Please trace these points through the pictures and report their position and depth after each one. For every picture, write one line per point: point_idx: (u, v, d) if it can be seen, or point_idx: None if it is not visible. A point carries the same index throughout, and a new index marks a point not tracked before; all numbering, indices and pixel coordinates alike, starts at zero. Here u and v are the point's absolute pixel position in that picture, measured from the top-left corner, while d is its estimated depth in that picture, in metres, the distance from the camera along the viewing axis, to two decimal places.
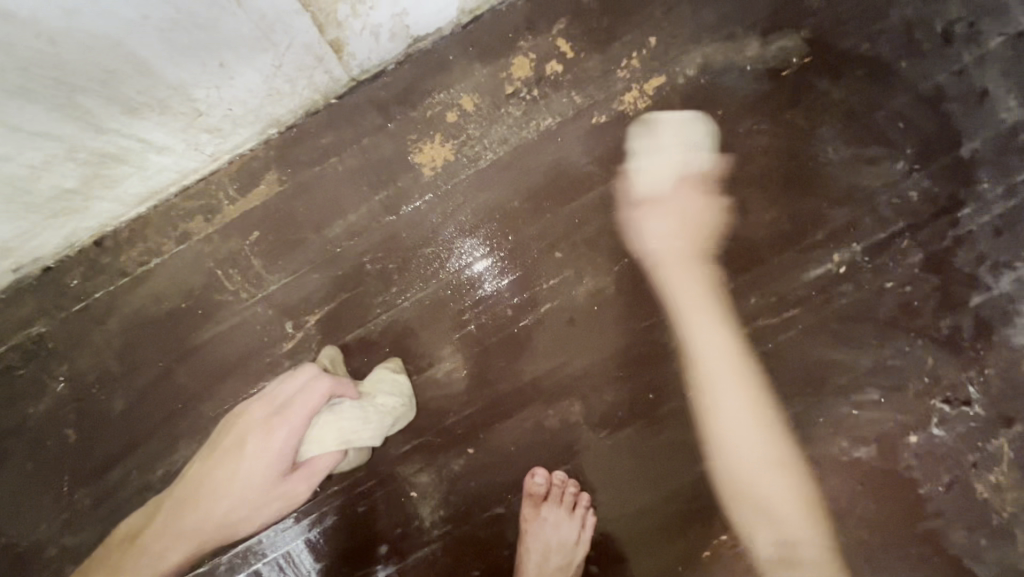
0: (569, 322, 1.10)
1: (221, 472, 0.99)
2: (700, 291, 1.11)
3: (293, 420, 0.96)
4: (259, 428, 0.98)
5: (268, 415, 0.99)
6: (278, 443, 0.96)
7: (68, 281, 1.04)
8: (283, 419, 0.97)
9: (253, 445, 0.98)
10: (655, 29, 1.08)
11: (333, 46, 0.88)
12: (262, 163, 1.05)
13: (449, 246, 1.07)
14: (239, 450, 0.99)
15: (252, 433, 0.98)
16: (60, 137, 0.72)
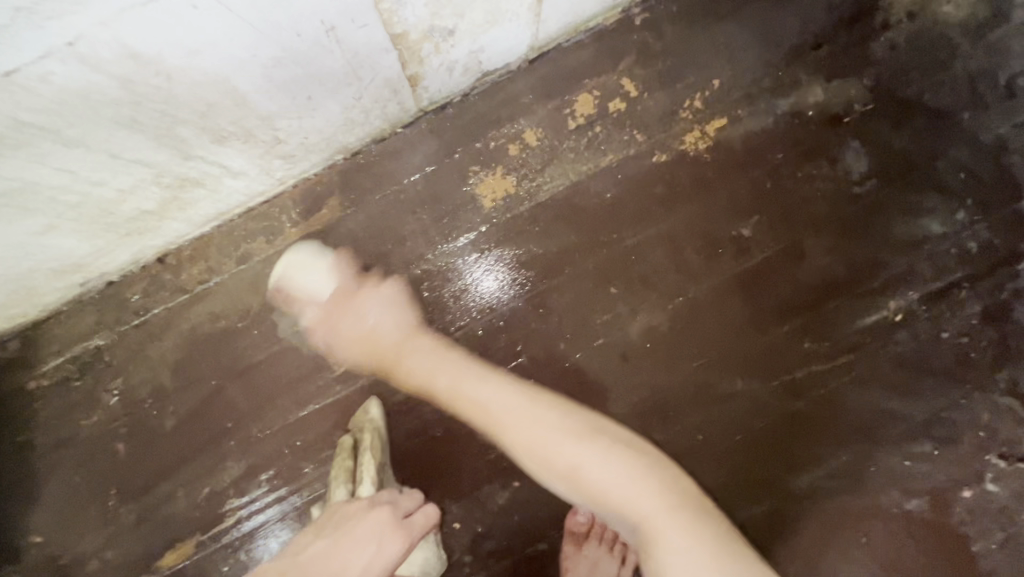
0: (616, 357, 1.09)
1: (326, 567, 0.83)
2: (737, 327, 1.09)
3: (416, 533, 0.90)
4: (378, 533, 0.87)
5: (393, 519, 0.89)
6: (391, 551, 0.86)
7: (129, 295, 1.06)
8: (406, 531, 0.89)
9: (373, 547, 0.85)
10: (719, 72, 1.09)
11: (410, 80, 0.89)
12: (326, 188, 1.06)
13: (454, 267, 1.08)
14: (353, 549, 0.84)
15: (370, 537, 0.86)
16: (152, 163, 0.73)
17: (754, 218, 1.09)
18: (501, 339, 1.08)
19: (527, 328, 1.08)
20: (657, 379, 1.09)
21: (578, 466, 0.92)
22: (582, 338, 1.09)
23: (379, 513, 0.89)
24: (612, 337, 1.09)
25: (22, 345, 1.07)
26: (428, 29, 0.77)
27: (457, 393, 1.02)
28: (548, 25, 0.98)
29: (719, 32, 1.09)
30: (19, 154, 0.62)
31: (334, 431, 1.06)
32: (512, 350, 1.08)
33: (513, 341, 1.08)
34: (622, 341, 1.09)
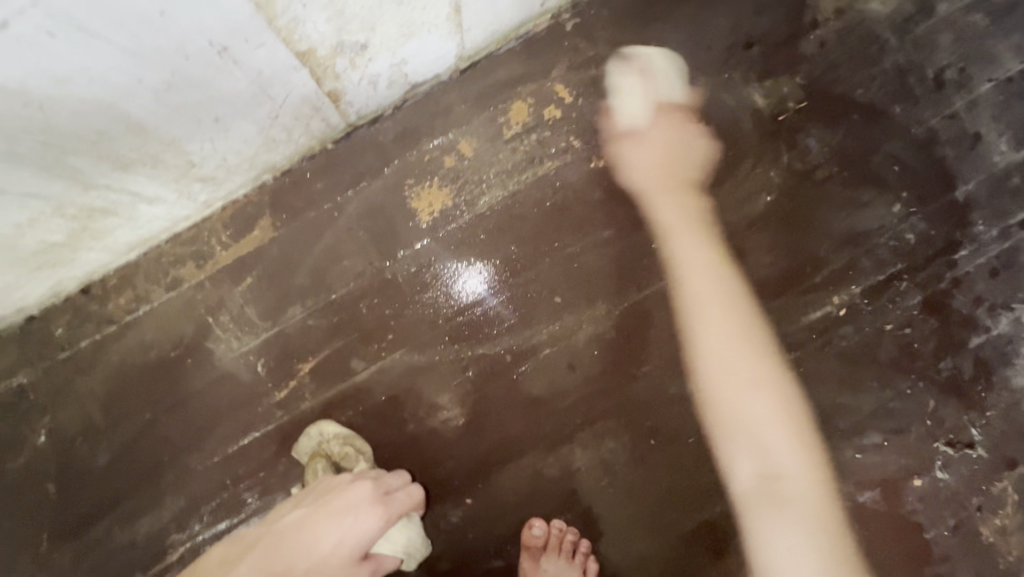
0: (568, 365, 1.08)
1: (301, 536, 0.88)
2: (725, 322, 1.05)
3: (394, 510, 0.92)
4: (356, 507, 0.90)
5: (375, 493, 0.92)
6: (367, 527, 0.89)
7: (53, 329, 1.01)
8: (385, 507, 0.92)
9: (350, 522, 0.88)
10: (652, 75, 1.08)
11: (330, 96, 0.87)
12: (256, 208, 1.03)
13: (408, 281, 1.05)
14: (328, 523, 0.88)
15: (347, 510, 0.89)
16: (48, 195, 0.70)
17: (695, 220, 1.09)
18: (446, 354, 1.06)
19: (473, 341, 1.06)
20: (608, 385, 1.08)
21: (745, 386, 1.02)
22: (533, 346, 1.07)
23: (361, 489, 0.91)
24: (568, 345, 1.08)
25: None
26: (338, 45, 0.75)
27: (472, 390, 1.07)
28: (474, 35, 0.97)
29: (650, 35, 1.09)
30: None
31: (277, 458, 1.03)
32: (458, 364, 1.06)
33: (459, 355, 1.06)
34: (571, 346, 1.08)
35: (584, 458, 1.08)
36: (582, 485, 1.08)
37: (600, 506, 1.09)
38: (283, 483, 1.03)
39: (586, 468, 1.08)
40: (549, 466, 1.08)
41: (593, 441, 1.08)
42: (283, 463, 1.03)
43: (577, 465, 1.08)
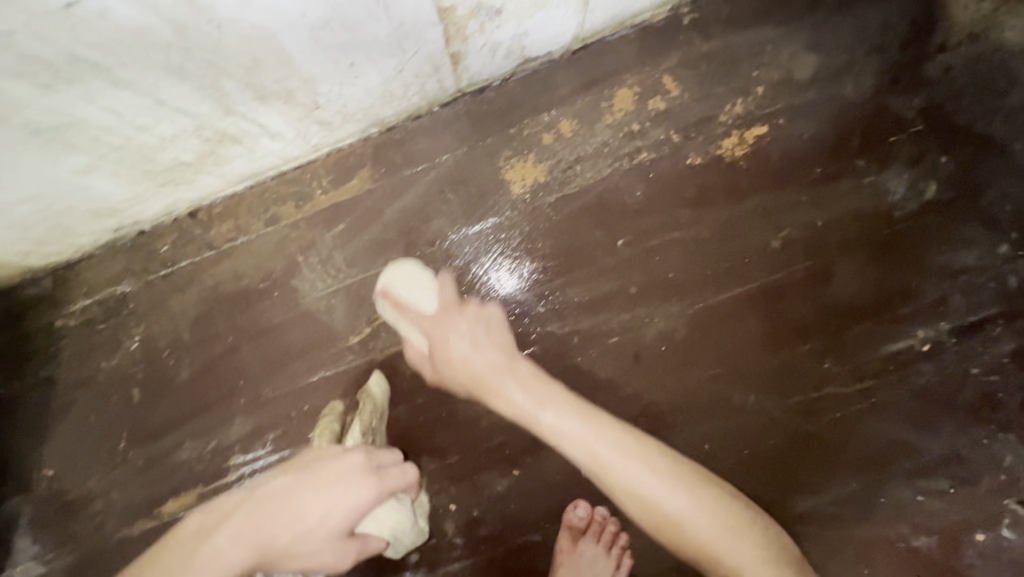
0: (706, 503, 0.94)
1: (289, 505, 0.92)
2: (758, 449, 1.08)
3: (387, 483, 0.94)
4: (347, 476, 0.93)
5: (365, 467, 0.94)
6: (357, 504, 0.91)
7: (159, 246, 1.08)
8: (377, 480, 0.93)
9: (337, 491, 0.91)
10: (765, 78, 1.06)
11: (452, 58, 0.90)
12: (358, 159, 1.07)
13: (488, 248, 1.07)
14: (318, 491, 0.92)
15: (337, 479, 0.92)
16: (194, 115, 0.75)
17: (786, 230, 1.07)
18: (515, 326, 1.08)
19: (543, 316, 1.08)
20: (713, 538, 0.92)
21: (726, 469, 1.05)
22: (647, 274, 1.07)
23: (353, 458, 0.93)
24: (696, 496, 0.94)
25: (55, 283, 1.09)
26: (476, 7, 0.78)
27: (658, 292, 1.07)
28: (594, 16, 0.98)
29: (769, 37, 1.06)
30: (71, 90, 0.62)
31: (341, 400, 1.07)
32: (525, 338, 1.08)
33: (528, 330, 1.08)
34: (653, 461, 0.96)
35: None
36: None
37: None
38: None
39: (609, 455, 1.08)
40: None
41: (646, 435, 1.08)
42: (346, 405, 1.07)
43: None
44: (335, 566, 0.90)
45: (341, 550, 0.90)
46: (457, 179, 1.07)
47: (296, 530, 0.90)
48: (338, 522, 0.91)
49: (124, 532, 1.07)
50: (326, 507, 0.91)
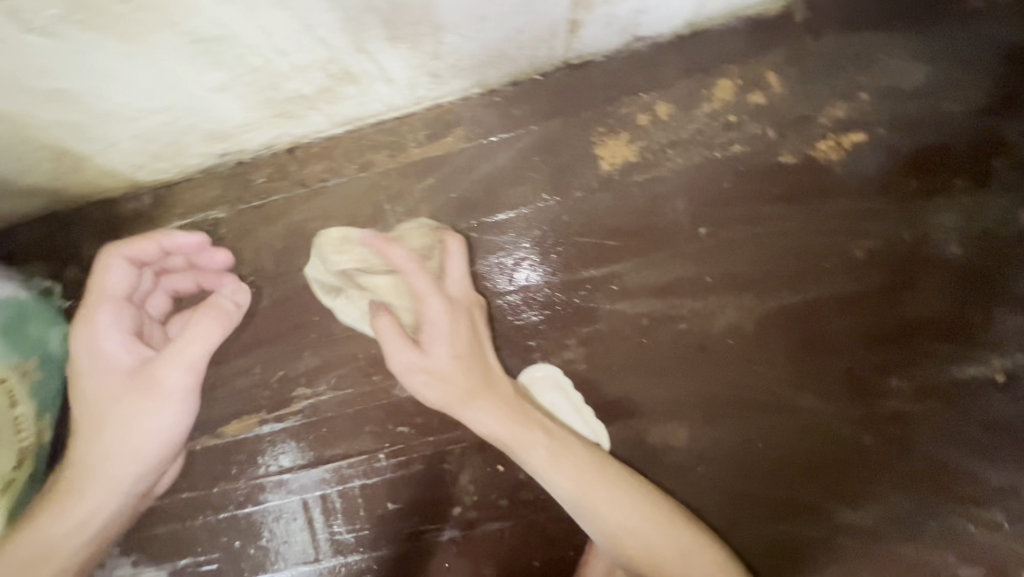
0: (641, 502, 0.95)
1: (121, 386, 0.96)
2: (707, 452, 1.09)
3: (129, 248, 0.97)
4: (132, 276, 0.99)
5: (123, 270, 0.97)
6: (114, 350, 0.97)
7: (255, 178, 1.12)
8: (112, 253, 0.97)
9: (88, 327, 0.97)
10: (870, 85, 1.05)
11: (570, 26, 0.92)
12: (456, 118, 1.10)
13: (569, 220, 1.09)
14: (88, 332, 0.96)
15: (112, 285, 0.97)
16: (330, 46, 0.78)
17: (870, 239, 1.06)
18: (586, 300, 1.09)
19: (614, 294, 1.09)
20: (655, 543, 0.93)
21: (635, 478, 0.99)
22: (726, 266, 1.08)
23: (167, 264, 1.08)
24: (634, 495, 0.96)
25: (153, 201, 1.14)
26: None
27: (732, 285, 1.08)
28: (713, 1, 0.98)
29: (881, 44, 1.06)
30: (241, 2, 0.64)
31: None
32: (594, 313, 1.09)
33: (598, 305, 1.09)
34: (579, 467, 0.96)
35: (686, 439, 1.09)
36: (677, 463, 1.09)
37: (689, 489, 1.09)
38: None
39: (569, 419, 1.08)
40: (652, 436, 1.09)
41: (700, 424, 1.09)
42: None
43: (678, 443, 1.09)
44: (160, 389, 0.96)
45: (149, 378, 0.96)
46: (549, 149, 1.09)
47: (105, 415, 0.95)
48: (105, 381, 0.96)
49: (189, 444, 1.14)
50: (106, 341, 0.96)
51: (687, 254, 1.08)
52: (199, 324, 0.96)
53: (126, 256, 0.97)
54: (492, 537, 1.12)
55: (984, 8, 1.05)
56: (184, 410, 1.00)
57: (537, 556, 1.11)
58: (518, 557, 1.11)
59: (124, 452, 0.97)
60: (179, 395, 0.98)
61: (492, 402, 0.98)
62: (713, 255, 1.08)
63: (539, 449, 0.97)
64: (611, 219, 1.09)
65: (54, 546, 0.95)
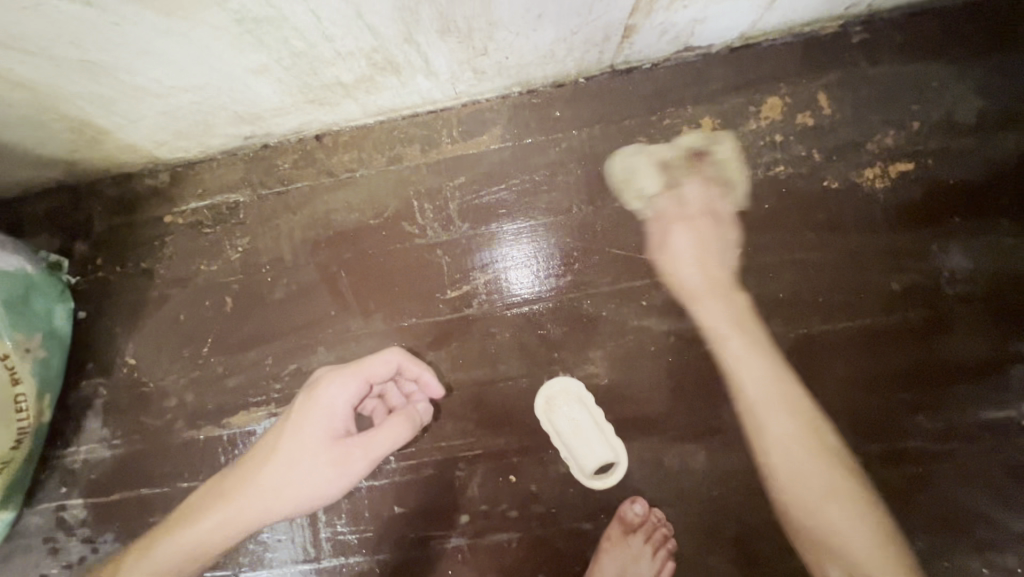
0: (806, 443, 1.03)
1: (276, 442, 0.95)
2: (788, 434, 1.03)
3: (367, 373, 0.94)
4: (343, 375, 0.95)
5: (342, 380, 0.94)
6: (337, 409, 0.94)
7: (280, 163, 1.08)
8: (358, 372, 0.94)
9: (298, 417, 0.94)
10: (922, 115, 1.03)
11: (625, 31, 0.88)
12: (493, 116, 1.06)
13: (604, 231, 1.06)
14: (288, 436, 0.93)
15: (315, 389, 0.95)
16: (378, 34, 0.74)
17: (909, 272, 1.04)
18: (614, 313, 1.06)
19: (643, 310, 1.06)
20: (780, 441, 1.03)
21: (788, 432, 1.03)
22: (760, 290, 1.05)
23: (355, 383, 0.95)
24: (807, 430, 1.04)
25: (172, 179, 1.10)
26: None
27: (765, 309, 1.05)
28: (772, 17, 0.94)
29: (937, 73, 1.03)
30: None
31: (427, 350, 1.08)
32: (621, 328, 1.06)
33: (626, 320, 1.06)
34: (784, 405, 1.03)
35: (705, 463, 1.06)
36: (693, 486, 1.06)
37: (703, 512, 1.06)
38: None
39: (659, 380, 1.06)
40: (669, 457, 1.06)
41: (720, 449, 1.06)
42: (428, 357, 1.08)
43: (696, 466, 1.06)
44: (344, 472, 0.91)
45: (341, 459, 0.90)
46: (588, 155, 1.05)
47: (272, 476, 0.93)
48: (313, 435, 0.92)
49: (192, 433, 1.10)
50: (308, 428, 0.93)
51: (722, 275, 1.05)
52: (388, 427, 0.92)
53: (402, 357, 0.97)
54: (497, 548, 1.09)
55: None
56: (338, 485, 0.92)
57: (541, 572, 1.08)
58: (522, 571, 1.08)
59: (275, 487, 0.92)
60: (343, 473, 0.91)
61: (729, 310, 1.05)
62: (747, 278, 1.05)
63: (758, 376, 1.04)
64: (647, 234, 1.05)
65: (211, 542, 0.96)
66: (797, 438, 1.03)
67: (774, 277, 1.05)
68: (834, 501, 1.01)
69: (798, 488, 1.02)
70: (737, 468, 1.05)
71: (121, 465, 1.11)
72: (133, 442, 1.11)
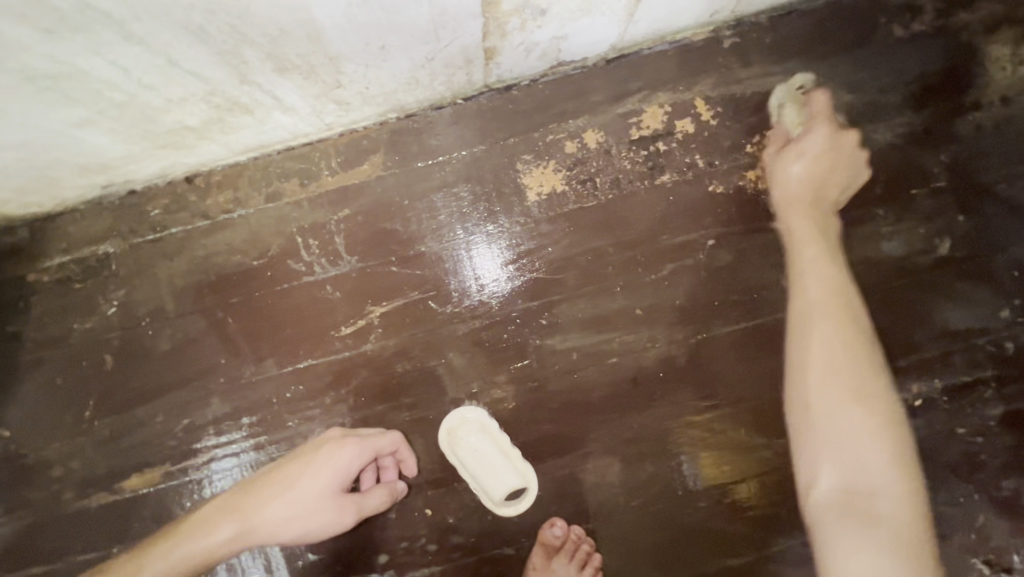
0: (868, 417, 0.87)
1: (279, 486, 0.95)
2: (833, 359, 0.90)
3: (371, 445, 0.98)
4: (352, 441, 0.97)
5: (353, 447, 0.96)
6: (345, 469, 0.96)
7: (150, 209, 1.02)
8: (367, 444, 0.97)
9: (310, 469, 0.95)
10: (796, 114, 1.05)
11: (486, 53, 0.86)
12: (372, 144, 1.02)
13: (498, 252, 1.04)
14: (296, 481, 0.95)
15: (329, 444, 0.97)
16: (207, 79, 0.69)
17: None
18: (515, 335, 1.05)
19: (544, 327, 1.05)
20: (869, 461, 0.84)
21: (845, 408, 0.87)
22: (657, 299, 1.05)
23: (357, 446, 0.97)
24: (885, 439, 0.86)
25: (32, 235, 1.02)
26: (522, 5, 0.74)
27: (662, 318, 1.05)
28: (637, 28, 0.94)
29: (806, 72, 1.05)
30: (78, 39, 0.56)
31: (327, 391, 1.04)
32: (523, 349, 1.05)
33: (528, 340, 1.05)
34: (819, 382, 0.89)
35: (618, 475, 1.06)
36: (609, 498, 1.06)
37: (621, 523, 1.06)
38: (326, 416, 1.04)
39: (801, 282, 0.98)
40: (584, 472, 1.06)
41: (633, 459, 1.06)
42: (329, 398, 1.04)
43: (611, 479, 1.06)
44: (334, 526, 0.95)
45: (337, 512, 0.95)
46: (475, 176, 1.03)
47: (271, 512, 0.94)
48: (319, 485, 0.95)
49: (82, 503, 1.03)
50: (318, 477, 0.95)
51: (618, 286, 1.05)
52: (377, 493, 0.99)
53: (401, 441, 1.01)
54: None
55: (903, 36, 1.05)
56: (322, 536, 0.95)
57: None
58: None
59: (265, 526, 0.94)
60: (332, 523, 0.95)
61: (588, 353, 1.05)
62: (644, 288, 1.05)
63: (635, 399, 1.05)
64: (539, 252, 1.04)
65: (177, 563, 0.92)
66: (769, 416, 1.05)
67: (669, 284, 1.05)
68: (902, 485, 0.83)
69: (675, 520, 1.05)
70: (650, 477, 1.05)
71: (6, 547, 1.03)
72: (17, 519, 1.03)
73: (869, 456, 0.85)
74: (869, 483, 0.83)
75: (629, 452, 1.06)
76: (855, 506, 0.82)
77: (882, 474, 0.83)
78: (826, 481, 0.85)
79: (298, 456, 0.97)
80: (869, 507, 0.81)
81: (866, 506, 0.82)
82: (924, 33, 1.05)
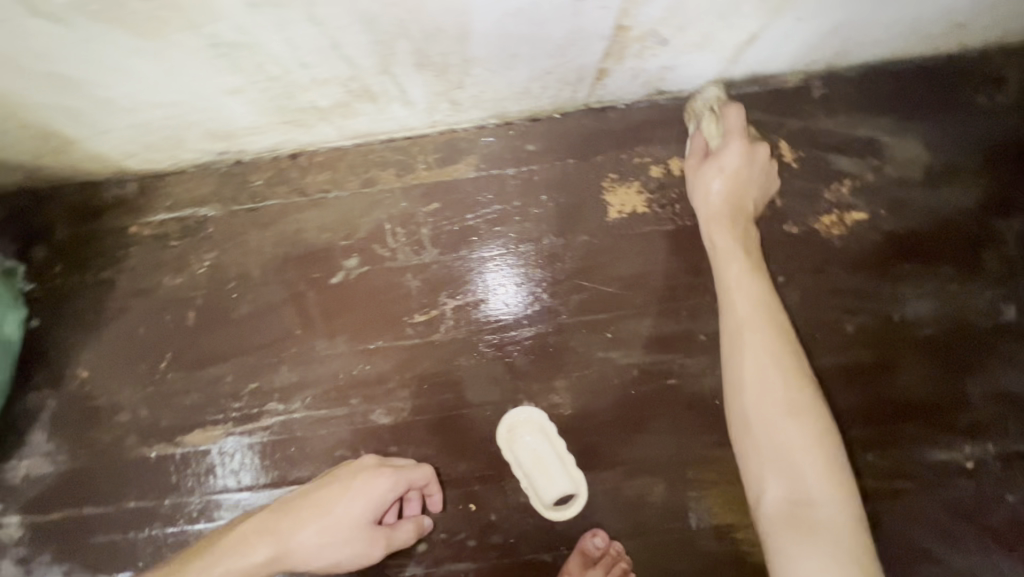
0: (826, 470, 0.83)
1: (312, 510, 0.94)
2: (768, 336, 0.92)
3: (407, 479, 0.99)
4: (388, 473, 0.98)
5: (388, 480, 0.97)
6: (380, 503, 0.96)
7: (252, 179, 1.08)
8: (402, 476, 0.98)
9: (345, 495, 0.95)
10: (875, 167, 1.08)
11: (598, 73, 0.91)
12: (469, 145, 1.08)
13: (573, 262, 1.08)
14: (332, 508, 0.94)
15: (365, 473, 0.97)
16: (355, 65, 0.75)
17: (862, 316, 1.08)
18: (579, 344, 1.08)
19: (609, 340, 1.07)
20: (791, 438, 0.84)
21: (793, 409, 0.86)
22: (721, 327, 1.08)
23: (395, 479, 0.97)
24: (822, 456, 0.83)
25: (140, 189, 1.09)
26: (649, 32, 0.80)
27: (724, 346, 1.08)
28: (737, 68, 1.00)
29: (888, 129, 1.09)
30: (269, 14, 0.62)
31: (391, 374, 1.07)
32: (586, 359, 1.07)
33: (591, 350, 1.07)
34: (797, 399, 0.87)
35: (663, 496, 1.06)
36: (650, 518, 1.06)
37: (660, 546, 1.05)
38: (387, 398, 1.07)
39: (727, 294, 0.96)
40: (628, 488, 1.06)
41: (680, 482, 1.06)
42: (393, 381, 1.07)
43: (654, 499, 1.06)
44: (365, 558, 0.94)
45: (370, 544, 0.95)
46: (561, 187, 1.08)
47: (305, 537, 0.92)
48: (351, 516, 0.94)
49: (142, 451, 1.07)
50: (353, 505, 0.94)
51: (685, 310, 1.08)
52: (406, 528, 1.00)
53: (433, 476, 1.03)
54: None
55: (987, 106, 1.09)
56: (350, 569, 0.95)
57: None
58: None
59: (295, 550, 0.92)
60: (364, 556, 0.94)
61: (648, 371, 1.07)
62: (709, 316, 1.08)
63: (689, 423, 1.07)
64: (613, 267, 1.08)
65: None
66: (802, 438, 0.84)
67: None
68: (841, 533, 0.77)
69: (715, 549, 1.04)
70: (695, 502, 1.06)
71: (63, 483, 1.06)
72: (78, 458, 1.07)
73: (797, 448, 0.83)
74: (794, 455, 0.83)
75: (676, 475, 1.06)
76: (800, 515, 0.79)
77: (822, 487, 0.81)
78: (773, 494, 0.82)
79: (332, 481, 0.97)
80: (805, 516, 0.79)
81: (807, 517, 0.79)
82: (1007, 106, 1.09)
